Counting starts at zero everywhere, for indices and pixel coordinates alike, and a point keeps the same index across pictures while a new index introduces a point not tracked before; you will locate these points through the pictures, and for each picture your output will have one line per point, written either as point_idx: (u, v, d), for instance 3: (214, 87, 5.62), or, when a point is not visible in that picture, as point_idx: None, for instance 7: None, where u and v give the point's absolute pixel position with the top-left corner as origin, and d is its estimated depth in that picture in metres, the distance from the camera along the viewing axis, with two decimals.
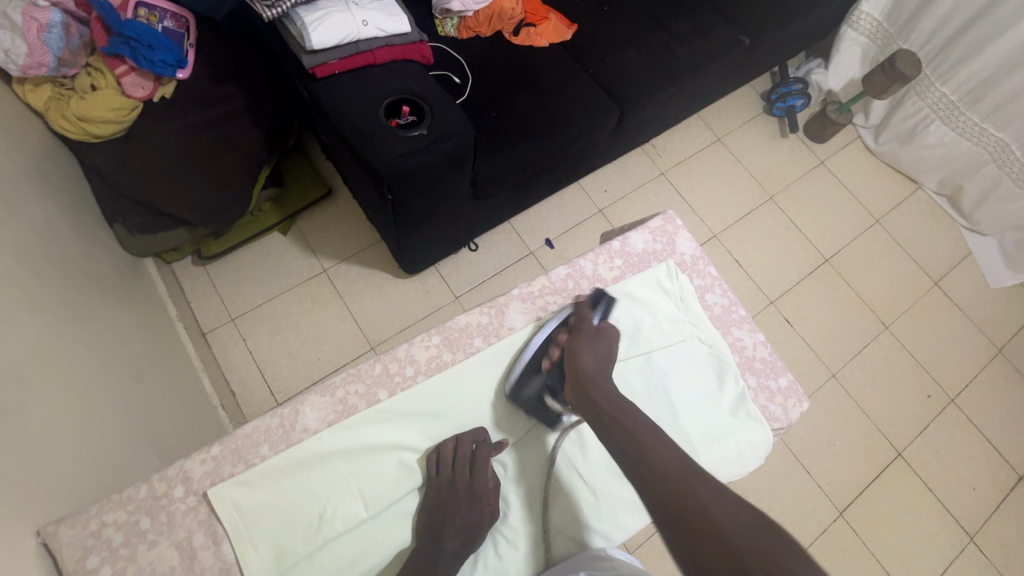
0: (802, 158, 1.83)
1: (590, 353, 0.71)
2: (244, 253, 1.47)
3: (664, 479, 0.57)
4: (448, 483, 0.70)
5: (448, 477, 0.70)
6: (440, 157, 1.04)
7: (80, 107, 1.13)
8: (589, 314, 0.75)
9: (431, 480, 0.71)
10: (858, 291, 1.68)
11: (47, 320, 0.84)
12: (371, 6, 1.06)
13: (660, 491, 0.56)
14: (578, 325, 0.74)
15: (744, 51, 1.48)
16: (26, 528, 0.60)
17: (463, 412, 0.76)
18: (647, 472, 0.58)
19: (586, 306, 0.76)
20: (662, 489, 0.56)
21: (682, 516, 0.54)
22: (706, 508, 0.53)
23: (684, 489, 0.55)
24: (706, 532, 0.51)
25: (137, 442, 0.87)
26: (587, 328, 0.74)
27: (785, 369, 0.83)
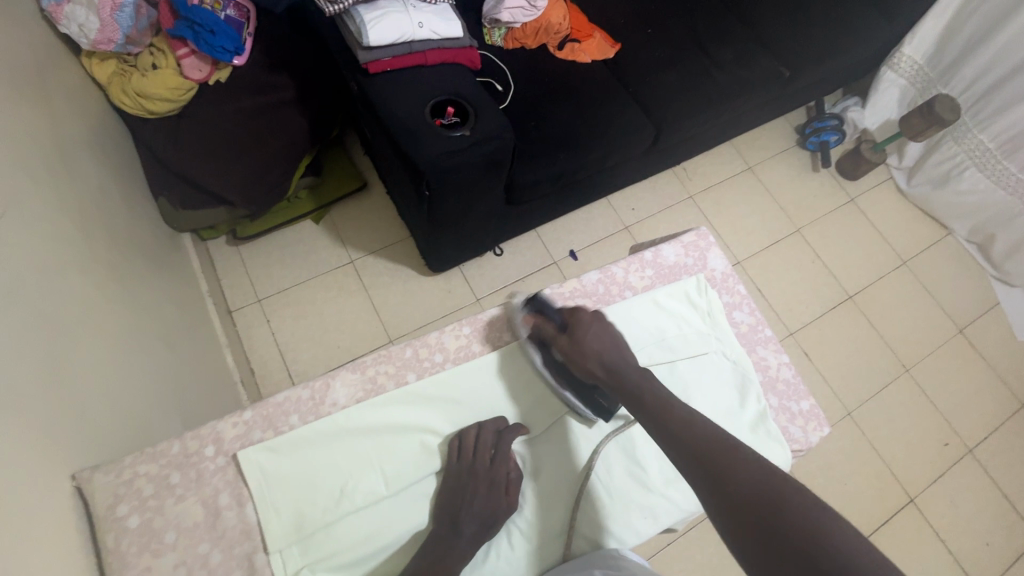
0: (832, 193, 1.83)
1: (593, 352, 0.72)
2: (278, 236, 1.51)
3: (693, 450, 0.59)
4: (467, 468, 0.72)
5: (467, 462, 0.72)
6: (479, 159, 1.06)
7: (141, 84, 1.19)
8: (549, 322, 0.76)
9: (451, 460, 0.73)
10: (880, 330, 1.66)
11: (94, 280, 0.88)
12: (427, 10, 1.10)
13: (690, 462, 0.58)
14: (554, 338, 0.75)
15: (783, 82, 1.50)
16: (63, 471, 0.63)
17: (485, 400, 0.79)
18: (677, 445, 0.60)
19: (538, 319, 0.77)
20: (690, 457, 0.59)
21: (713, 484, 0.55)
22: (732, 474, 0.55)
23: (710, 457, 0.57)
24: (735, 499, 0.53)
25: (163, 406, 0.89)
26: (560, 339, 0.74)
27: (808, 393, 0.83)
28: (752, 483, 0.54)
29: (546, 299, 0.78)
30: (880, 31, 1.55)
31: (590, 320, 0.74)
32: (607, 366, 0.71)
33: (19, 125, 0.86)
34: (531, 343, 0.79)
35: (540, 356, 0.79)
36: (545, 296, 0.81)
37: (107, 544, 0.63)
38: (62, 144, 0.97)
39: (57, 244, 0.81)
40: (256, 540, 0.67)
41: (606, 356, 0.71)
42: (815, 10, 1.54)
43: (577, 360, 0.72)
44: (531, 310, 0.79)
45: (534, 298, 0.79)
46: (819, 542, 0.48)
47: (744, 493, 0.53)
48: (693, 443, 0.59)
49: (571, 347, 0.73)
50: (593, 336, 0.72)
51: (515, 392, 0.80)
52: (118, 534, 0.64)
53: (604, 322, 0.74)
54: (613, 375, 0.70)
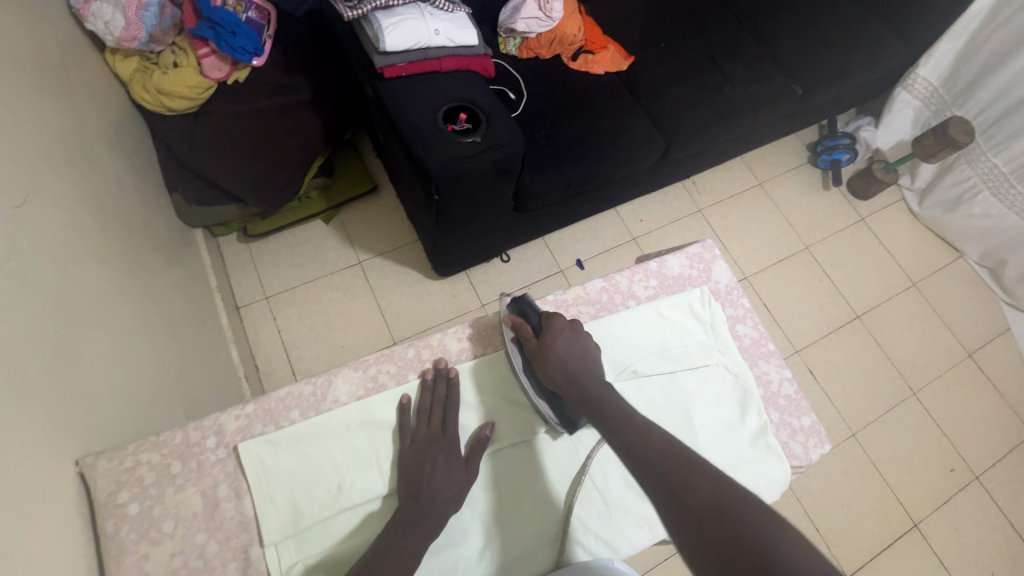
0: (842, 212, 1.83)
1: (557, 359, 0.72)
2: (288, 235, 1.53)
3: (650, 463, 0.57)
4: (432, 438, 0.72)
5: (422, 433, 0.73)
6: (489, 165, 1.07)
7: (161, 82, 1.22)
8: (527, 324, 0.77)
9: (417, 435, 0.73)
10: (888, 352, 1.64)
11: (108, 270, 0.89)
12: (443, 17, 1.12)
13: (644, 473, 0.57)
14: (526, 341, 0.76)
15: (795, 100, 1.50)
16: (67, 456, 0.63)
17: (479, 404, 0.78)
18: (634, 457, 0.58)
19: (517, 319, 0.78)
20: (646, 468, 0.57)
21: (666, 495, 0.54)
22: (689, 486, 0.54)
23: (667, 469, 0.55)
24: (688, 510, 0.52)
25: (168, 397, 0.90)
26: (531, 342, 0.75)
27: (810, 410, 0.82)
28: (706, 498, 0.52)
29: (531, 302, 0.79)
30: (895, 51, 1.55)
31: (562, 328, 0.74)
32: (570, 378, 0.70)
33: (42, 116, 0.88)
34: (512, 342, 0.79)
35: (518, 359, 0.79)
36: (531, 299, 0.81)
37: (106, 530, 0.64)
38: (82, 137, 0.99)
39: (73, 234, 0.83)
40: (252, 532, 0.67)
41: (570, 368, 0.71)
42: (829, 29, 1.54)
43: (543, 365, 0.72)
44: (513, 309, 0.80)
45: (518, 298, 0.80)
46: (770, 564, 0.46)
47: (699, 508, 0.52)
48: (647, 452, 0.58)
49: (539, 352, 0.73)
50: (561, 344, 0.73)
51: (493, 399, 0.79)
52: (117, 520, 0.65)
53: (579, 334, 0.74)
54: (572, 387, 0.69)
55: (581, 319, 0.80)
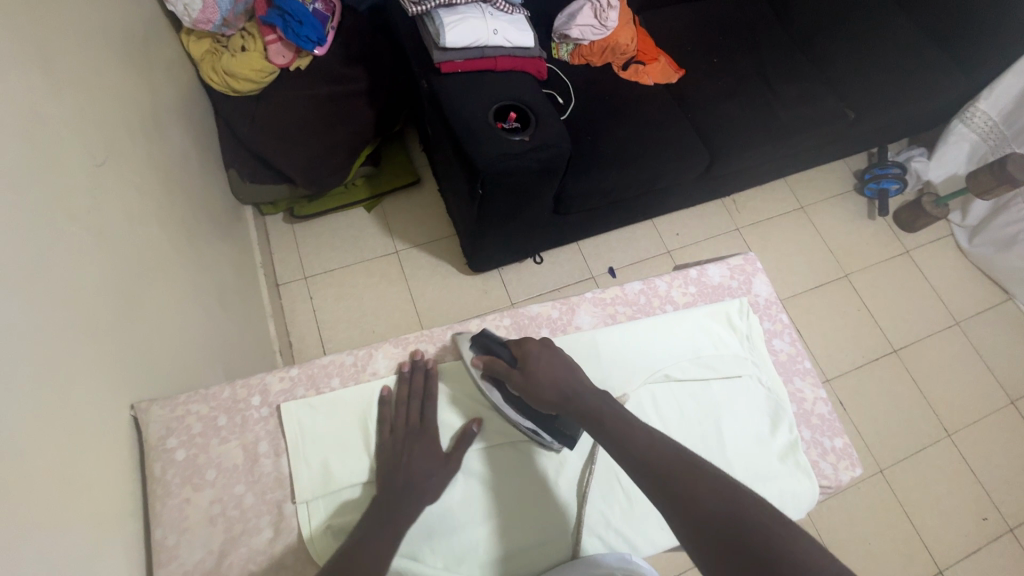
0: (886, 243, 1.78)
1: (542, 381, 0.68)
2: (331, 219, 1.58)
3: (654, 473, 0.56)
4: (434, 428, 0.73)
5: (421, 423, 0.73)
6: (535, 164, 1.09)
7: (229, 63, 1.28)
8: (500, 360, 0.73)
9: (417, 423, 0.73)
10: (924, 390, 1.59)
11: (169, 233, 0.95)
12: (503, 18, 1.15)
13: (650, 480, 0.56)
14: (505, 374, 0.72)
15: (846, 124, 1.48)
16: (124, 399, 0.68)
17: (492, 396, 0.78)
18: (640, 468, 0.58)
19: (487, 358, 0.74)
20: (652, 476, 0.56)
21: (673, 502, 0.54)
22: (695, 493, 0.53)
23: (673, 477, 0.55)
24: (696, 517, 0.52)
25: (212, 359, 0.95)
26: (513, 374, 0.71)
27: (843, 431, 0.80)
28: (715, 504, 0.52)
29: (494, 336, 0.76)
30: (955, 82, 1.51)
31: (539, 351, 0.71)
32: (563, 394, 0.67)
33: (123, 84, 0.94)
34: (484, 380, 0.76)
35: (496, 397, 0.76)
36: (489, 332, 0.78)
37: (154, 472, 0.68)
38: (155, 108, 1.05)
39: (143, 196, 0.88)
40: (286, 490, 0.70)
41: (559, 386, 0.68)
42: (888, 56, 1.52)
43: (530, 391, 0.69)
44: (477, 350, 0.76)
45: (479, 334, 0.77)
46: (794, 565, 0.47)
47: (710, 517, 0.51)
48: (648, 458, 0.58)
49: (521, 376, 0.70)
50: (545, 365, 0.69)
51: (477, 395, 0.78)
52: (164, 464, 0.68)
53: (555, 351, 0.71)
54: (569, 402, 0.67)
55: (617, 319, 0.81)
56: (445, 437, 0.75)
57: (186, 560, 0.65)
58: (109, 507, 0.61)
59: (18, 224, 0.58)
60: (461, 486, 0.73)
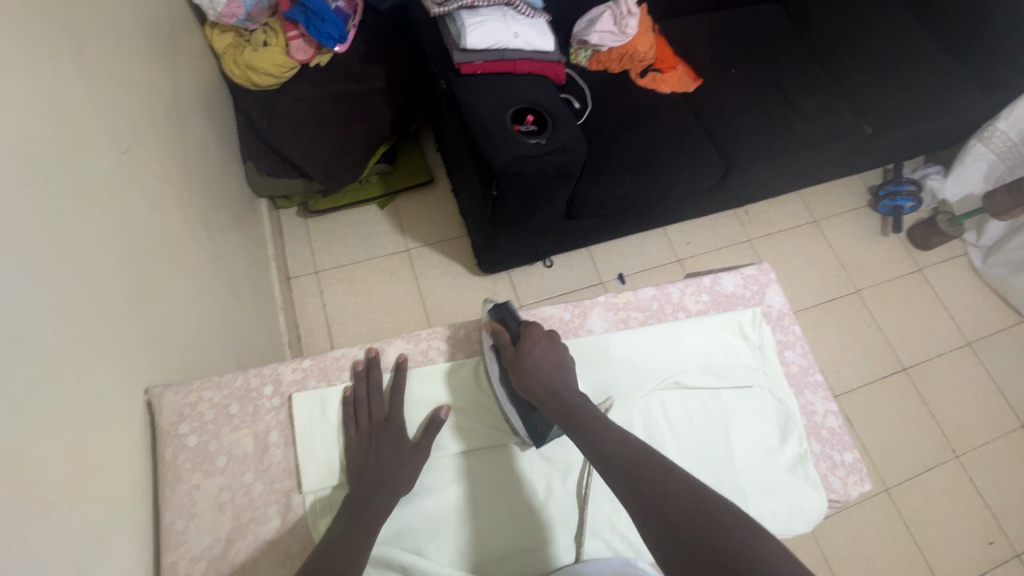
0: (899, 260, 1.77)
1: (536, 369, 0.70)
2: (344, 215, 1.59)
3: (623, 472, 0.57)
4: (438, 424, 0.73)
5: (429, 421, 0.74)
6: (550, 168, 1.10)
7: (251, 57, 1.30)
8: (505, 331, 0.76)
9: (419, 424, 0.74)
10: (933, 410, 1.57)
11: (187, 222, 0.96)
12: (524, 22, 1.15)
13: (619, 482, 0.57)
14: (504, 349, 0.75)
15: (863, 139, 1.47)
16: (139, 384, 0.68)
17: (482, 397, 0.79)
18: (611, 470, 0.58)
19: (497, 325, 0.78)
20: (623, 478, 0.57)
21: (642, 503, 0.54)
22: (665, 496, 0.53)
23: (643, 476, 0.56)
24: (665, 519, 0.52)
25: (224, 348, 0.96)
26: (507, 351, 0.74)
27: (853, 446, 0.79)
28: (682, 503, 0.53)
29: (513, 309, 0.79)
30: (975, 100, 1.50)
31: (539, 337, 0.73)
32: (548, 388, 0.69)
33: (148, 73, 0.95)
34: (490, 350, 0.78)
35: (494, 369, 0.77)
36: (514, 306, 0.81)
37: (166, 456, 0.68)
38: (178, 98, 1.06)
39: (163, 184, 0.89)
40: (293, 480, 0.71)
41: (546, 380, 0.69)
42: (907, 73, 1.51)
43: (523, 376, 0.71)
44: (494, 315, 0.79)
45: (502, 304, 0.80)
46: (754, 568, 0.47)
47: (680, 519, 0.51)
48: (620, 459, 0.58)
49: (516, 361, 0.72)
50: (541, 356, 0.71)
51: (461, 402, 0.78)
52: (176, 449, 0.69)
53: (556, 346, 0.73)
54: (550, 397, 0.68)
55: (629, 323, 0.81)
56: (410, 428, 0.76)
57: (194, 545, 0.66)
58: (120, 489, 0.62)
59: (43, 206, 0.58)
60: (461, 484, 0.74)
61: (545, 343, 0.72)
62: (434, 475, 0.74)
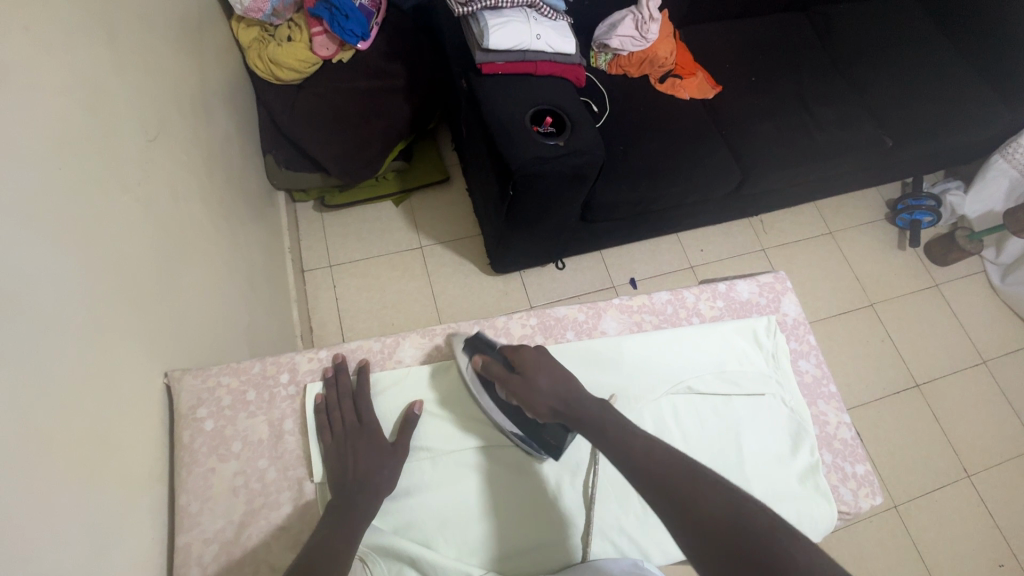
0: (915, 275, 1.75)
1: (541, 386, 0.69)
2: (359, 210, 1.61)
3: (655, 481, 0.56)
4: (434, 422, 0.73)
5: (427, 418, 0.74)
6: (567, 169, 1.10)
7: (274, 52, 1.31)
8: (494, 360, 0.74)
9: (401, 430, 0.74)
10: (945, 427, 1.55)
11: (208, 211, 0.97)
12: (547, 24, 1.16)
13: (647, 486, 0.56)
14: (500, 377, 0.72)
15: (883, 151, 1.46)
16: (159, 368, 0.70)
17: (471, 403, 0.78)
18: (636, 473, 0.58)
19: (484, 358, 0.75)
20: (651, 483, 0.56)
21: (672, 507, 0.53)
22: (696, 499, 0.53)
23: (675, 484, 0.55)
24: (698, 522, 0.51)
25: (239, 336, 0.97)
26: (511, 380, 0.71)
27: (866, 458, 0.78)
28: (718, 508, 0.52)
29: (487, 339, 0.78)
30: (999, 115, 1.48)
31: (535, 358, 0.71)
32: (566, 400, 0.68)
33: (176, 64, 0.97)
34: (478, 382, 0.77)
35: (489, 401, 0.76)
36: (483, 335, 0.80)
37: (182, 439, 0.70)
38: (203, 90, 1.08)
39: (187, 174, 0.91)
40: (306, 468, 0.72)
41: (560, 394, 0.69)
42: (930, 87, 1.50)
43: (528, 398, 0.69)
44: (471, 352, 0.77)
45: (472, 338, 0.79)
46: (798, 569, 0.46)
47: (711, 521, 0.51)
48: (645, 464, 0.58)
49: (519, 382, 0.70)
50: (543, 372, 0.70)
51: (449, 405, 0.78)
52: (193, 432, 0.70)
53: (550, 357, 0.73)
54: (571, 409, 0.67)
55: (643, 327, 0.81)
56: (388, 427, 0.76)
57: (207, 528, 0.67)
58: (138, 469, 0.63)
59: (73, 189, 0.60)
60: (467, 485, 0.74)
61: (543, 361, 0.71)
62: (440, 474, 0.74)
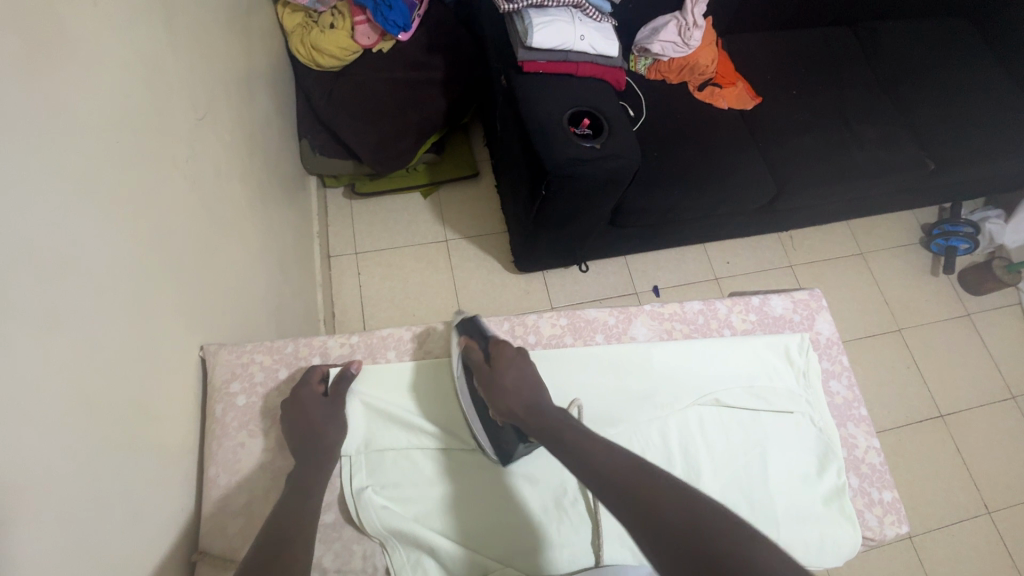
0: (947, 303, 1.70)
1: (508, 386, 0.71)
2: (387, 200, 1.62)
3: (610, 485, 0.56)
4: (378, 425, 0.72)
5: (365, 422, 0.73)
6: (601, 172, 1.10)
7: (316, 38, 1.34)
8: (477, 347, 0.76)
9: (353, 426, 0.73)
10: (968, 460, 1.51)
11: (247, 191, 0.99)
12: (591, 25, 1.15)
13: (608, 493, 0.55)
14: (476, 366, 0.75)
15: (924, 173, 1.43)
16: (195, 341, 0.72)
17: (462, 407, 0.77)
18: (597, 480, 0.57)
19: (468, 342, 0.77)
20: (611, 490, 0.56)
21: (633, 512, 0.53)
22: (658, 503, 0.52)
23: (636, 490, 0.54)
24: (655, 522, 0.51)
25: (268, 316, 0.99)
26: (482, 368, 0.74)
27: (893, 485, 0.77)
28: (679, 509, 0.51)
29: (480, 325, 0.79)
30: None
31: (512, 354, 0.74)
32: (526, 404, 0.69)
33: (225, 45, 0.98)
34: (461, 366, 0.77)
35: (461, 386, 0.76)
36: (481, 321, 0.81)
37: (215, 412, 0.72)
38: (248, 72, 1.10)
39: (230, 153, 0.93)
40: None
41: (523, 398, 0.70)
42: (978, 111, 1.46)
43: (493, 393, 0.71)
44: (462, 331, 0.79)
45: (468, 319, 0.80)
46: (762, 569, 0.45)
47: (671, 523, 0.50)
48: (606, 472, 0.57)
49: (488, 374, 0.73)
50: (513, 372, 0.72)
51: (451, 406, 0.77)
52: (226, 406, 0.73)
53: (526, 359, 0.74)
54: (530, 412, 0.68)
55: (673, 335, 0.80)
56: (374, 423, 0.76)
57: (233, 501, 0.69)
58: (172, 439, 0.65)
59: (127, 162, 0.61)
60: (474, 486, 0.74)
61: (516, 358, 0.73)
62: (446, 474, 0.74)
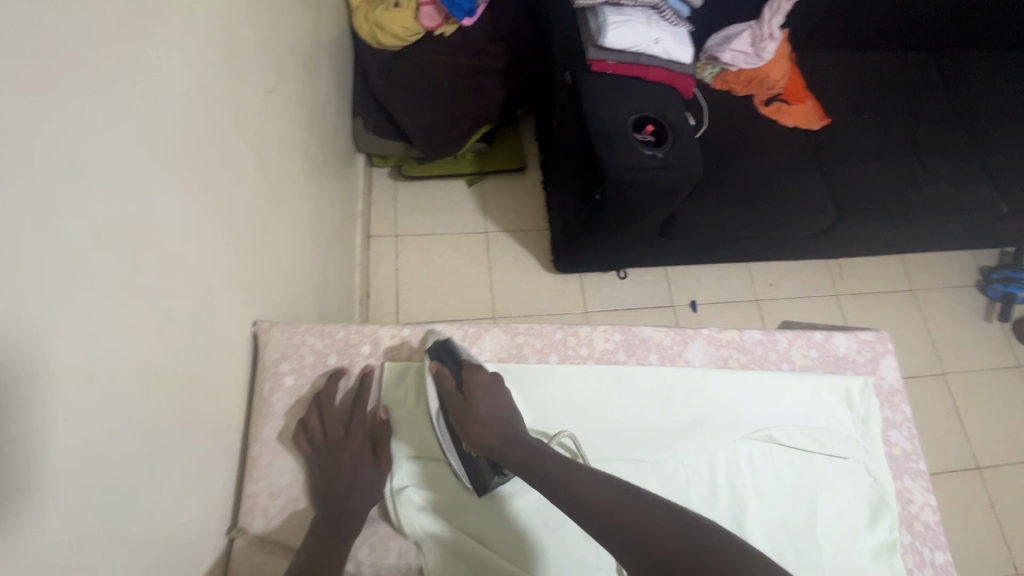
0: (998, 351, 1.63)
1: (485, 419, 0.67)
2: (432, 185, 1.61)
3: (600, 513, 0.54)
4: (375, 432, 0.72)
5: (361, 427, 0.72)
6: (661, 182, 1.07)
7: (381, 16, 1.32)
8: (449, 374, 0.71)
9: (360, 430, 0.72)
10: (1002, 517, 1.45)
11: (304, 167, 0.99)
12: (668, 28, 1.11)
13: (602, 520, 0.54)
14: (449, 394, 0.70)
15: (995, 216, 1.35)
16: (248, 316, 0.72)
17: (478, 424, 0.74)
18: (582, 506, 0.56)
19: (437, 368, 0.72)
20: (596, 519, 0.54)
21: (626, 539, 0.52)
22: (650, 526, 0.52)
23: (627, 514, 0.53)
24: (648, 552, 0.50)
25: (312, 293, 0.99)
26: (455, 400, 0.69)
27: (947, 547, 0.73)
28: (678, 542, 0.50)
29: (452, 346, 0.73)
30: None
31: (487, 383, 0.70)
32: (503, 437, 0.65)
33: (298, 18, 0.98)
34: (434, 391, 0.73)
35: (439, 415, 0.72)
36: (453, 341, 0.75)
37: (263, 390, 0.72)
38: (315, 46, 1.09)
39: (293, 127, 0.92)
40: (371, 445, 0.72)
41: (501, 429, 0.66)
42: None
43: (470, 425, 0.67)
44: (433, 356, 0.73)
45: (441, 341, 0.74)
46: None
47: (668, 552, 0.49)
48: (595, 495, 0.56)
49: (462, 405, 0.68)
50: (489, 401, 0.68)
51: None
52: (273, 385, 0.73)
53: (501, 386, 0.70)
54: (510, 446, 0.65)
55: (729, 363, 0.78)
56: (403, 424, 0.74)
57: (274, 480, 0.69)
58: (221, 412, 0.65)
59: (204, 134, 0.61)
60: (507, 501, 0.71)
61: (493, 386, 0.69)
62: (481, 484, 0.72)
